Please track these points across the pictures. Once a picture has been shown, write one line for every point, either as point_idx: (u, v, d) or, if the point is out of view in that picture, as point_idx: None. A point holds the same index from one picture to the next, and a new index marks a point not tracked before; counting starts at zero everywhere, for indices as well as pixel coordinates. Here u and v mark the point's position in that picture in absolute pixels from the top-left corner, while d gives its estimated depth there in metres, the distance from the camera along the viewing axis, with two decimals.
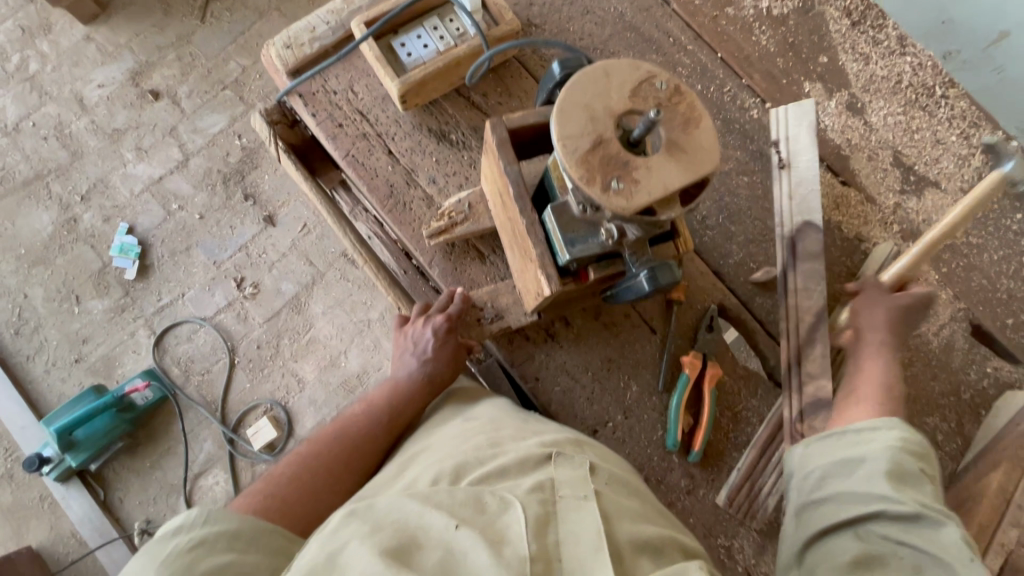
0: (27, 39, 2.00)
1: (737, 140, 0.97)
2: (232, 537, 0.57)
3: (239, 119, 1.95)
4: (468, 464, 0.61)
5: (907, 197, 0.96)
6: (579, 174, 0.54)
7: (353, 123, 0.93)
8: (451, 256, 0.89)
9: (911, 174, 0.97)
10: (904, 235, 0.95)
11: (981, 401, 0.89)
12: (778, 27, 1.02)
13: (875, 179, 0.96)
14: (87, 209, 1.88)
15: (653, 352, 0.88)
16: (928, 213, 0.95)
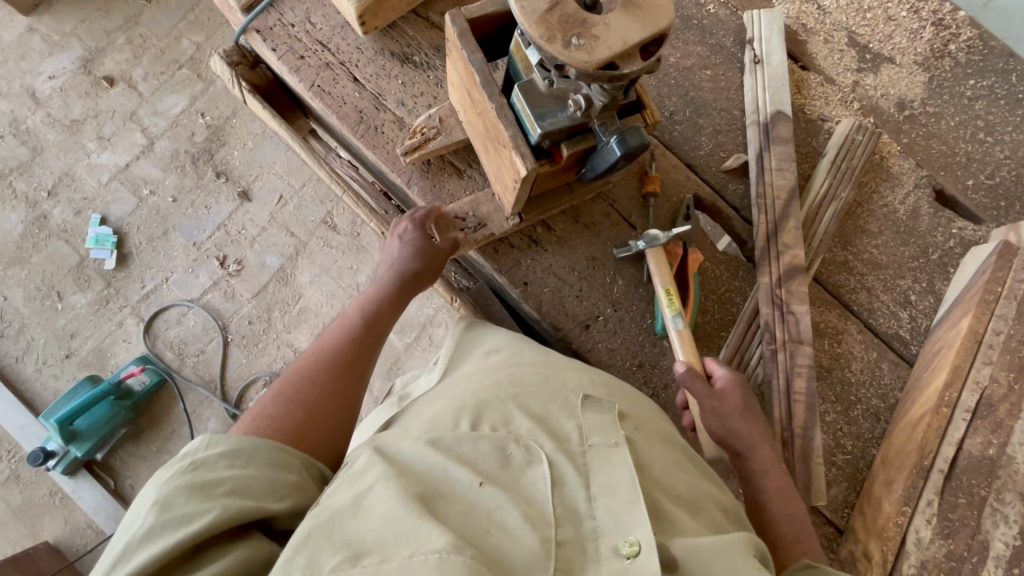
0: None
1: (696, 36, 0.99)
2: (230, 454, 0.56)
3: (199, 97, 1.91)
4: (490, 403, 0.62)
5: (864, 74, 0.99)
6: (538, 33, 0.55)
7: (314, 55, 0.93)
8: (428, 174, 0.90)
9: (866, 52, 0.99)
10: (865, 111, 0.98)
11: (950, 260, 0.93)
12: None
13: (832, 60, 0.99)
14: (56, 204, 1.85)
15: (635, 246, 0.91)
16: (885, 88, 0.98)
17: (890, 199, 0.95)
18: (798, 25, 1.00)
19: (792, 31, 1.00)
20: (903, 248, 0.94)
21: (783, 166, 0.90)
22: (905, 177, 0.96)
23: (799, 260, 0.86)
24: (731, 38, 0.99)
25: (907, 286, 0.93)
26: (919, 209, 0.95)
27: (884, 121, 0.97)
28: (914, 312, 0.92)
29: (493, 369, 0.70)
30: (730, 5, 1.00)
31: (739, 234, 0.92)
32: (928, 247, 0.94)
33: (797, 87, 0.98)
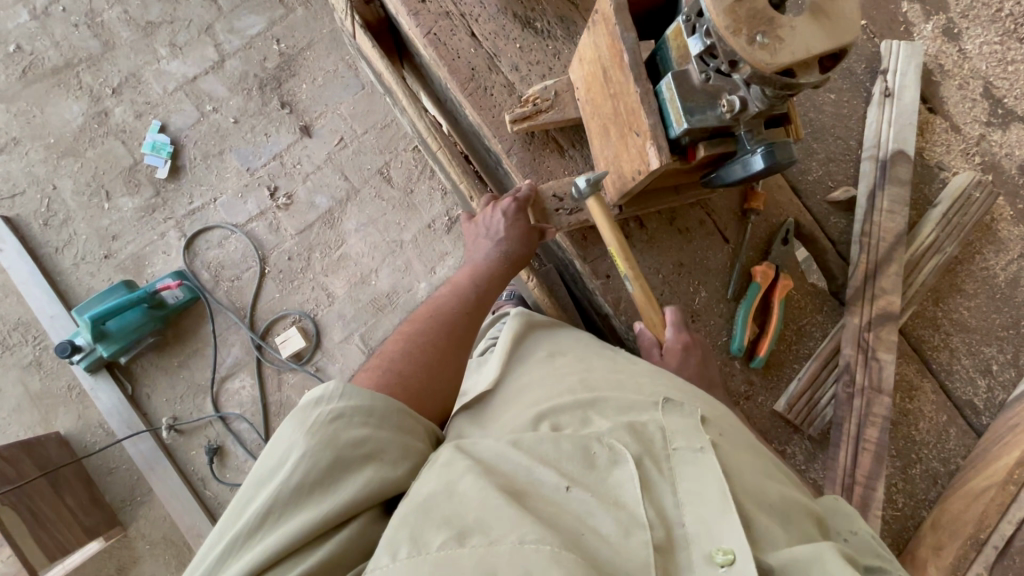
0: None
1: None
2: (363, 412, 0.53)
3: (278, 23, 1.87)
4: (568, 408, 0.60)
5: (992, 129, 0.94)
6: (724, 24, 0.52)
7: (435, 1, 0.89)
8: (530, 146, 0.87)
9: (999, 107, 0.94)
10: (985, 167, 0.93)
11: None
12: None
13: (963, 108, 0.94)
14: (119, 103, 1.83)
15: (724, 261, 0.88)
16: (1011, 147, 0.94)
17: (991, 263, 0.91)
18: (934, 65, 0.95)
19: (928, 70, 0.95)
20: (995, 315, 0.90)
21: (895, 208, 0.86)
22: (1012, 241, 0.92)
23: (892, 307, 0.83)
24: (863, 65, 0.94)
25: (991, 355, 0.89)
26: (1020, 279, 0.91)
27: (1002, 181, 0.93)
28: (992, 381, 0.89)
29: (565, 375, 0.67)
30: (868, 31, 0.96)
31: (830, 269, 0.89)
32: (1021, 318, 0.90)
33: (919, 129, 0.94)
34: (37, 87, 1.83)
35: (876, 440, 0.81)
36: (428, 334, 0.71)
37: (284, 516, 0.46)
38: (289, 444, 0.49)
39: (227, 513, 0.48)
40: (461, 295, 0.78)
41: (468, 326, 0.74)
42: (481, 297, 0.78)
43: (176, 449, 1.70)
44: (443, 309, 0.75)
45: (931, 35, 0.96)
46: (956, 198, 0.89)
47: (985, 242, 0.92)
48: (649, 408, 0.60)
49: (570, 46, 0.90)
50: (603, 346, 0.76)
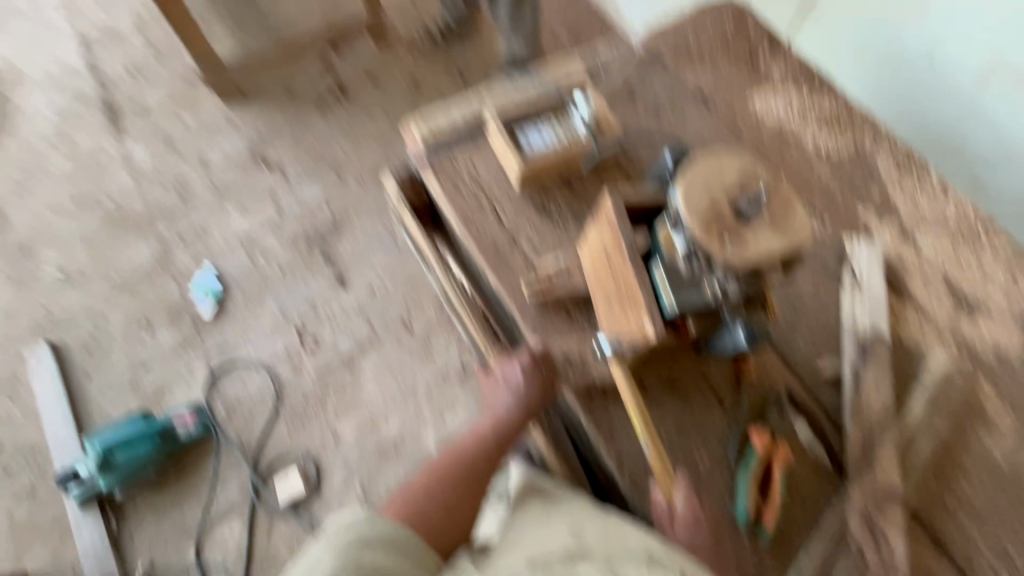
0: (119, 114, 2.37)
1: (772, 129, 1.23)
2: (381, 542, 0.78)
3: (335, 173, 2.24)
4: (557, 551, 0.82)
5: (906, 163, 1.20)
6: (698, 230, 0.67)
7: (471, 192, 1.10)
8: (543, 311, 0.98)
9: (904, 153, 1.21)
10: (935, 286, 1.07)
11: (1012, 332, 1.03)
12: (788, 64, 1.32)
13: (896, 179, 1.18)
14: (182, 249, 2.08)
15: (726, 379, 0.95)
16: (924, 186, 1.18)
17: (977, 352, 1.01)
18: (846, 124, 1.25)
19: (865, 168, 1.20)
20: (967, 313, 1.05)
21: (879, 384, 0.93)
22: (966, 282, 1.07)
23: (892, 487, 0.86)
24: (798, 141, 1.22)
25: (985, 381, 0.98)
26: (996, 339, 1.02)
27: (931, 214, 1.15)
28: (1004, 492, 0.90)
29: (553, 532, 0.86)
30: (793, 112, 1.26)
31: (826, 437, 0.93)
32: (994, 337, 1.02)
33: (895, 323, 1.03)
34: (118, 232, 2.12)
35: None
36: (447, 488, 0.90)
37: None
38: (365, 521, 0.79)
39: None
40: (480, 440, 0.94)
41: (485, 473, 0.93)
42: (501, 443, 0.95)
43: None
44: (470, 457, 0.93)
45: (889, 235, 1.12)
46: (934, 363, 0.98)
47: (941, 300, 1.06)
48: (636, 560, 0.77)
49: (579, 230, 1.06)
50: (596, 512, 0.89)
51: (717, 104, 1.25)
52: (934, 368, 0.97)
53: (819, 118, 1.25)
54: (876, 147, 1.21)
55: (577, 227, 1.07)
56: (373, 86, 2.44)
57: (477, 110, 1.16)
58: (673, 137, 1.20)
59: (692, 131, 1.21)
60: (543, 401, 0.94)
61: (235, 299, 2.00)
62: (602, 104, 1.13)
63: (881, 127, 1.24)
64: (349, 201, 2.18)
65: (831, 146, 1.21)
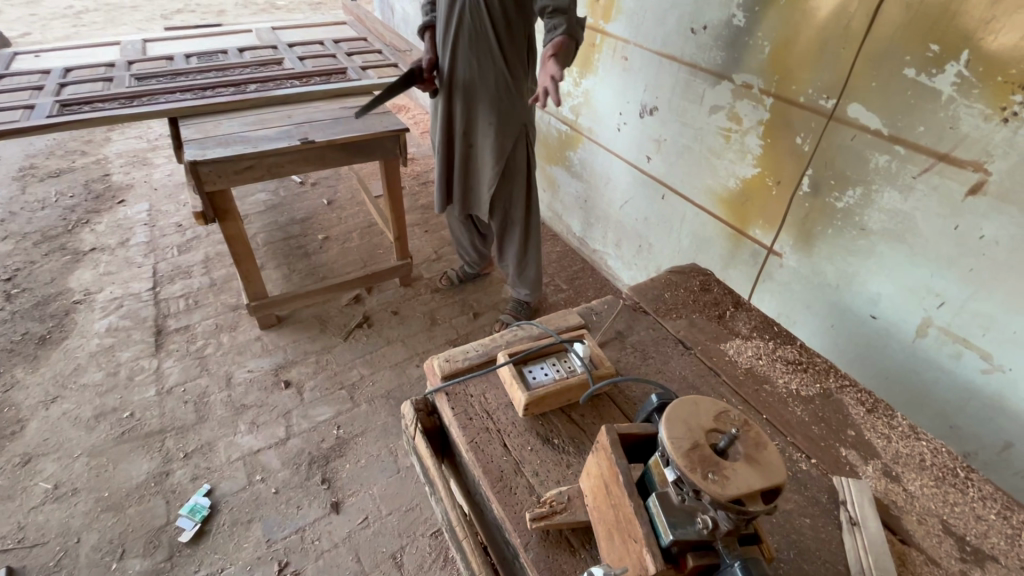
0: (164, 335, 2.64)
1: (744, 372, 1.40)
2: None
3: (347, 396, 2.38)
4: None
5: (870, 407, 1.33)
6: (683, 463, 0.76)
7: (479, 419, 1.21)
8: (545, 542, 0.99)
9: (865, 397, 1.36)
10: (936, 528, 1.08)
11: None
12: (749, 320, 1.57)
13: (866, 420, 1.30)
14: (183, 465, 2.08)
15: None
16: (891, 426, 1.28)
17: None
18: (807, 370, 1.42)
19: (836, 408, 1.33)
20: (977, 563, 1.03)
21: None
22: (962, 527, 1.09)
23: None
24: (767, 383, 1.38)
25: None
26: None
27: (908, 456, 1.22)
28: None
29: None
30: (760, 358, 1.45)
31: None
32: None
33: (901, 560, 1.02)
34: (124, 445, 2.14)
35: None
36: None
37: None
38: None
39: None
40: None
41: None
42: None
43: None
44: None
45: (874, 475, 1.18)
46: None
47: (944, 546, 1.05)
48: None
49: (580, 460, 1.14)
50: None
51: (695, 350, 1.46)
52: None
53: (786, 364, 1.43)
54: (841, 392, 1.37)
55: (578, 457, 1.14)
56: (395, 320, 2.78)
57: (488, 350, 1.36)
58: (659, 377, 1.36)
59: (675, 373, 1.38)
60: None
61: (221, 523, 1.91)
62: (596, 347, 1.33)
63: (842, 374, 1.41)
64: (357, 422, 2.27)
65: (801, 388, 1.37)
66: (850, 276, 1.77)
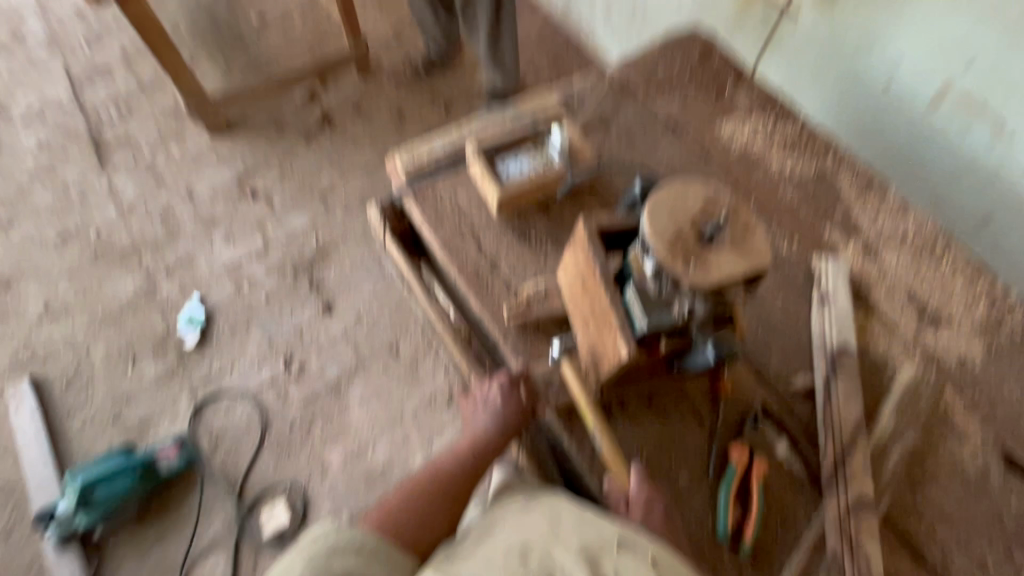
0: (106, 148, 2.39)
1: (738, 155, 1.29)
2: (353, 548, 0.69)
3: (320, 202, 2.26)
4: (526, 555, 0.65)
5: (864, 185, 1.25)
6: (663, 254, 0.71)
7: (451, 219, 1.13)
8: (523, 333, 1.01)
9: (864, 174, 1.27)
10: (903, 299, 1.12)
11: (975, 347, 1.07)
12: (754, 93, 1.38)
13: (857, 199, 1.24)
14: (168, 280, 2.09)
15: (704, 398, 0.98)
16: (882, 205, 1.23)
17: (945, 361, 1.05)
18: (807, 148, 1.30)
19: (829, 189, 1.25)
20: (931, 328, 1.09)
21: (850, 397, 0.96)
22: (929, 296, 1.12)
23: (866, 494, 0.87)
24: (761, 167, 1.28)
25: (951, 396, 1.02)
26: (960, 352, 1.06)
27: (893, 233, 1.20)
28: (976, 504, 0.93)
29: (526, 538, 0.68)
30: (758, 138, 1.32)
31: (804, 453, 0.95)
32: (957, 350, 1.06)
33: (860, 329, 1.09)
34: (102, 265, 2.11)
35: None
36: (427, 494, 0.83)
37: None
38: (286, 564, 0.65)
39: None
40: (459, 464, 0.88)
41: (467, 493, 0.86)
42: (480, 465, 0.89)
43: None
44: (450, 472, 0.87)
45: (854, 253, 1.17)
46: (903, 374, 1.02)
47: (905, 315, 1.10)
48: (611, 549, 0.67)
49: (558, 255, 1.10)
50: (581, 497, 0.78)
51: (687, 133, 1.31)
52: (908, 384, 1.00)
53: (783, 143, 1.31)
54: (838, 170, 1.27)
55: (556, 251, 1.10)
56: (359, 117, 2.49)
57: (456, 145, 1.21)
58: (646, 165, 1.25)
59: (664, 159, 1.26)
60: (525, 419, 0.93)
61: (221, 329, 2.00)
62: (577, 134, 1.17)
63: (842, 151, 1.30)
64: (335, 229, 2.20)
65: (796, 170, 1.27)
66: (876, 35, 1.51)
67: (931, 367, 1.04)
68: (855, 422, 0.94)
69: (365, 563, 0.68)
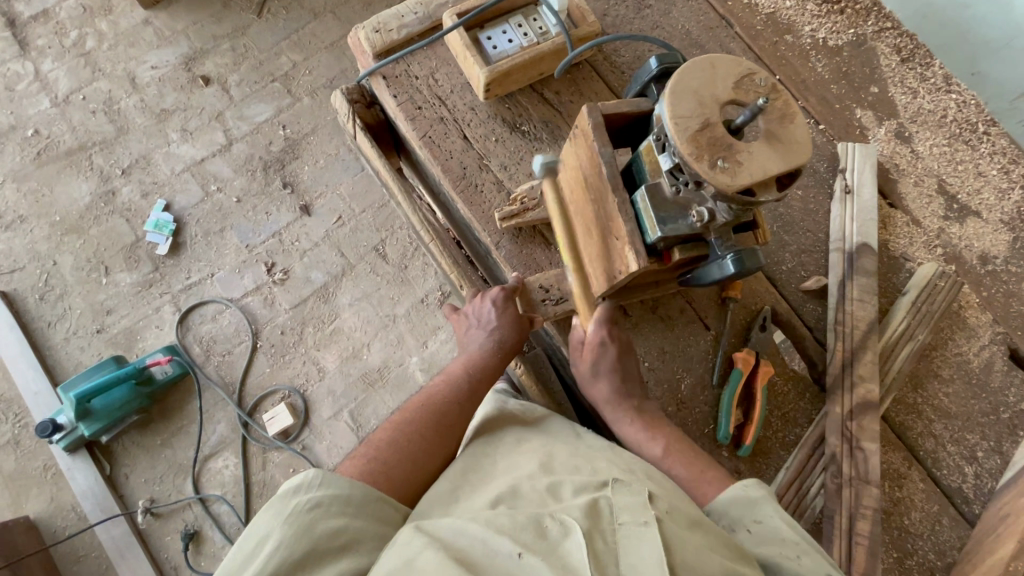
0: (22, 27, 2.04)
1: (765, 20, 1.09)
2: (342, 501, 0.66)
3: (283, 89, 2.00)
4: (526, 493, 0.69)
5: (905, 54, 1.08)
6: (688, 150, 0.60)
7: (431, 108, 0.98)
8: (518, 239, 0.92)
9: (907, 40, 1.09)
10: (931, 189, 1.02)
11: (999, 238, 1.00)
12: None
13: (897, 72, 1.08)
14: (127, 183, 1.91)
15: (711, 305, 0.92)
16: (922, 78, 1.07)
17: (967, 256, 0.99)
18: (845, 10, 1.11)
19: (866, 60, 1.08)
20: (957, 218, 1.01)
21: (865, 298, 0.91)
22: (961, 184, 1.02)
23: (872, 395, 0.86)
24: (791, 34, 1.09)
25: (967, 291, 0.97)
26: (984, 244, 0.99)
27: (932, 112, 1.06)
28: (976, 399, 0.93)
29: (525, 473, 0.73)
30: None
31: (810, 355, 0.92)
32: (981, 243, 1.00)
33: (882, 223, 1.00)
34: (49, 168, 1.91)
35: (869, 534, 0.79)
36: (418, 426, 0.80)
37: (275, 557, 0.60)
38: (266, 532, 0.62)
39: (241, 547, 0.62)
40: (454, 386, 0.85)
41: (460, 414, 0.83)
42: (475, 388, 0.86)
43: (151, 533, 1.63)
44: (442, 400, 0.84)
45: (885, 138, 1.04)
46: (922, 271, 0.96)
47: (932, 206, 1.01)
48: (602, 489, 0.70)
49: (555, 149, 0.97)
50: (572, 435, 0.83)
51: None
52: (927, 283, 0.94)
53: (818, 4, 1.11)
54: (878, 37, 1.09)
55: (553, 145, 0.97)
56: None
57: (430, 13, 1.00)
58: (656, 35, 1.07)
59: (678, 28, 1.07)
60: (524, 331, 0.87)
61: (193, 235, 1.87)
62: None
63: (885, 13, 1.11)
64: (303, 119, 1.97)
65: (830, 37, 1.09)
66: None
67: (949, 261, 0.99)
68: (868, 323, 0.89)
69: (354, 517, 0.66)
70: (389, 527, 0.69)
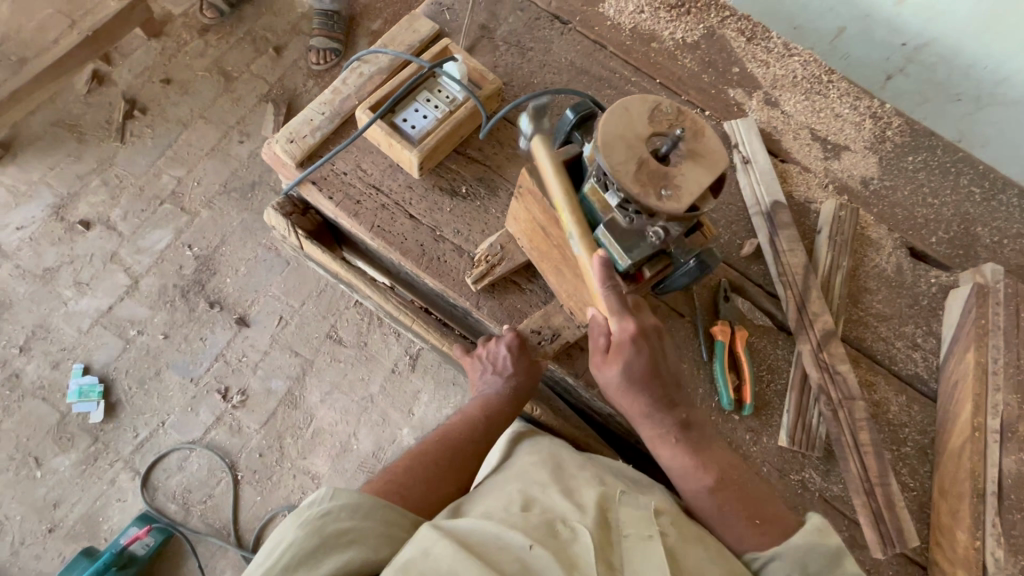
0: None
1: (631, 35, 1.23)
2: (349, 506, 0.71)
3: (174, 208, 1.90)
4: (542, 499, 0.75)
5: (747, 34, 1.26)
6: (634, 189, 0.68)
7: (369, 198, 1.00)
8: (495, 294, 0.97)
9: (745, 22, 1.27)
10: (808, 138, 1.20)
11: (870, 161, 1.19)
12: None
13: (747, 49, 1.25)
14: (30, 360, 1.73)
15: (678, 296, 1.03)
16: (768, 49, 1.26)
17: (853, 184, 1.17)
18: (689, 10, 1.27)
19: (722, 47, 1.25)
20: (835, 156, 1.19)
21: (794, 246, 1.05)
22: (828, 127, 1.21)
23: (829, 325, 0.99)
24: (656, 41, 1.23)
25: (864, 213, 1.15)
26: (862, 170, 1.18)
27: (786, 75, 1.24)
28: (899, 298, 1.10)
29: (536, 475, 0.79)
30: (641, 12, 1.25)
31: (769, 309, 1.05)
32: (859, 170, 1.18)
33: (781, 178, 1.16)
34: None
35: (870, 442, 0.93)
36: (436, 460, 0.86)
37: (286, 550, 0.67)
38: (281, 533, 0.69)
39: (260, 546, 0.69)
40: (470, 423, 0.90)
41: (475, 453, 0.89)
42: (489, 431, 0.90)
43: None
44: (461, 440, 0.89)
45: (758, 107, 1.21)
46: (827, 208, 1.12)
47: (813, 152, 1.19)
48: (614, 496, 0.76)
49: (497, 201, 1.02)
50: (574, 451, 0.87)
51: (575, 24, 1.21)
52: (836, 216, 1.10)
53: (667, 10, 1.26)
54: (723, 25, 1.26)
55: (495, 197, 1.02)
56: (174, 92, 2.02)
57: (337, 110, 1.03)
58: (546, 72, 1.16)
59: (562, 61, 1.18)
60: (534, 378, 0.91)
61: (126, 389, 1.72)
62: (470, 58, 1.03)
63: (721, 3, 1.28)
64: (208, 232, 1.88)
65: (686, 35, 1.24)
66: None
67: (841, 193, 1.16)
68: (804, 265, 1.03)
69: (365, 522, 0.71)
70: (397, 529, 0.74)
